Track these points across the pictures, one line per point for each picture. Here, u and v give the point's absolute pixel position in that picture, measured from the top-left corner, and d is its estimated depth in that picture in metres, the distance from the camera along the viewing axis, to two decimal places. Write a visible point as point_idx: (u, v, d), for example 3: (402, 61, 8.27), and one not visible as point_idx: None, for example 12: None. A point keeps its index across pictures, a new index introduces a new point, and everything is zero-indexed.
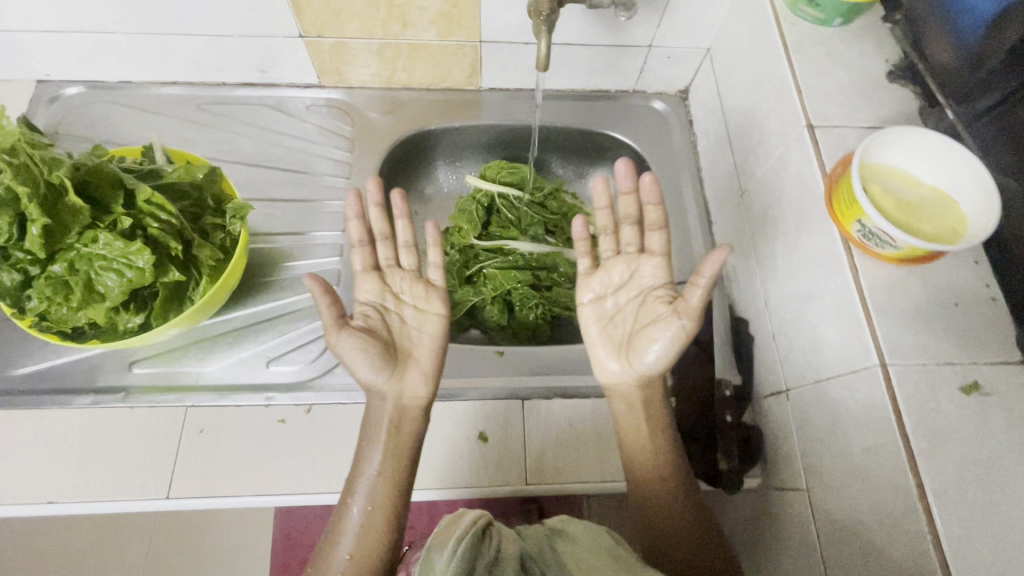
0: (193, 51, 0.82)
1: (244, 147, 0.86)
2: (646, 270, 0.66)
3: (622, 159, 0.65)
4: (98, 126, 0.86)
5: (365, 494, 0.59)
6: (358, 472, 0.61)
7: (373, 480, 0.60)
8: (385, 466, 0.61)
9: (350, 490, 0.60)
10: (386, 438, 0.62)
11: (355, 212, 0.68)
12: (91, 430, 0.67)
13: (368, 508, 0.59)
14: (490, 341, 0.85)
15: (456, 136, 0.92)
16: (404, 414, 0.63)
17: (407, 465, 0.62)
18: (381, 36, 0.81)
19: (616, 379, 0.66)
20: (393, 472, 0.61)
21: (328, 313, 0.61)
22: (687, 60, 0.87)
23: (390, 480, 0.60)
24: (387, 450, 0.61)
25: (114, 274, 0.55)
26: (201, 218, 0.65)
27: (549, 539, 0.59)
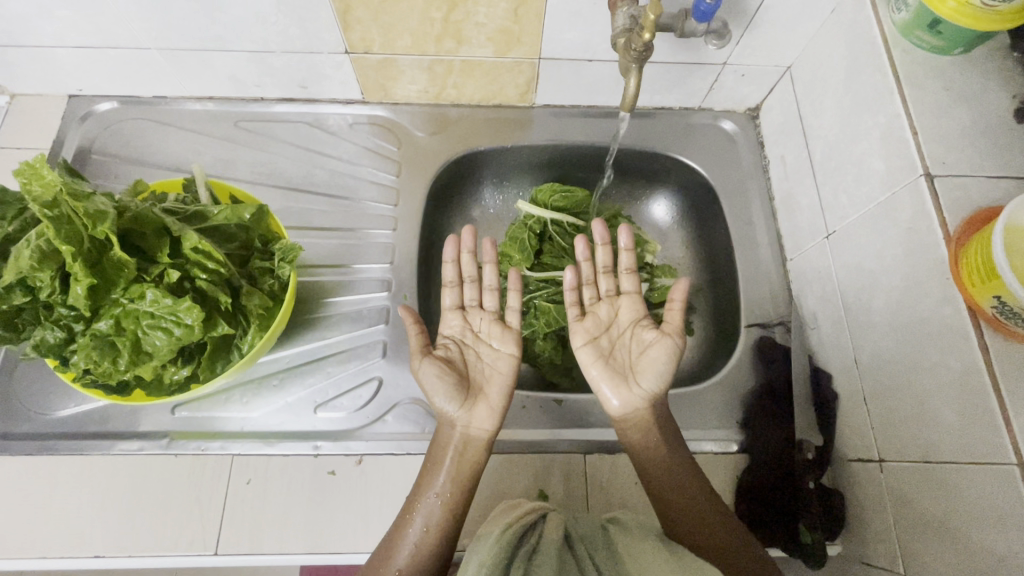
0: (232, 67, 0.76)
1: (285, 169, 0.81)
2: (623, 308, 0.70)
3: (596, 221, 0.75)
4: (133, 146, 0.81)
5: (425, 514, 0.57)
6: (420, 492, 0.59)
7: (434, 501, 0.58)
8: (447, 492, 0.58)
9: (410, 508, 0.58)
10: (450, 461, 0.59)
11: (450, 255, 0.70)
12: (137, 478, 0.64)
13: (426, 530, 0.56)
14: (542, 380, 0.80)
15: (505, 157, 0.86)
16: (470, 440, 0.60)
17: (466, 492, 0.59)
18: (433, 53, 0.74)
19: (628, 408, 0.64)
20: (453, 498, 0.58)
21: (413, 337, 0.63)
22: (764, 78, 0.79)
23: (450, 506, 0.58)
24: (451, 475, 0.59)
25: (162, 332, 0.51)
26: (248, 261, 0.60)
27: (605, 531, 0.58)
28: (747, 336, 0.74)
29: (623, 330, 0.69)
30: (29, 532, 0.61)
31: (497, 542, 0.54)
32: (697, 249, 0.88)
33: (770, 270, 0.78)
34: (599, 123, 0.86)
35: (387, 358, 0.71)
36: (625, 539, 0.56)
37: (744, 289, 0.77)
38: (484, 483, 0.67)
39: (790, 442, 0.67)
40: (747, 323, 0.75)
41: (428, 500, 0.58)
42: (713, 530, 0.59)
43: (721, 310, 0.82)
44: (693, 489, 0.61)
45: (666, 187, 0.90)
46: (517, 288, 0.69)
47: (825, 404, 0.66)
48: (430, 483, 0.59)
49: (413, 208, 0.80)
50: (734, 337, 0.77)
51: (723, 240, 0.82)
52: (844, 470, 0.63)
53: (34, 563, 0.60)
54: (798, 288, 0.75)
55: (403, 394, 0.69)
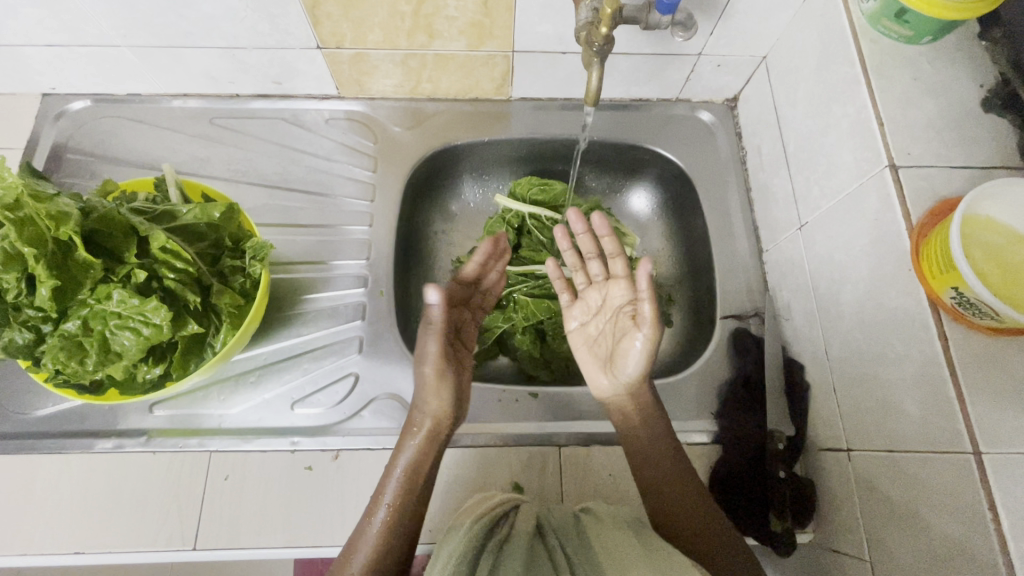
0: (204, 63, 0.76)
1: (261, 165, 0.81)
2: (610, 293, 0.69)
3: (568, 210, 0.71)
4: (108, 144, 0.81)
5: (389, 506, 0.57)
6: (386, 484, 0.59)
7: (401, 479, 0.59)
8: (413, 484, 0.59)
9: (377, 499, 0.58)
10: (419, 453, 0.60)
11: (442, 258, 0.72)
12: (116, 475, 0.65)
13: (390, 520, 0.57)
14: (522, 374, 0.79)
15: (484, 151, 0.86)
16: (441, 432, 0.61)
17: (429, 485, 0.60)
18: (405, 47, 0.74)
19: (610, 390, 0.66)
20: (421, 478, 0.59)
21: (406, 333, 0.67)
22: (741, 68, 0.79)
23: (415, 497, 0.58)
24: (418, 453, 0.60)
25: (130, 332, 0.51)
26: (219, 259, 0.61)
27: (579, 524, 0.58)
28: (723, 328, 0.75)
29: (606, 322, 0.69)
30: (9, 529, 0.62)
31: (466, 534, 0.55)
32: (676, 240, 0.88)
33: (745, 262, 0.78)
34: (577, 116, 0.85)
35: (364, 354, 0.72)
36: (597, 526, 0.57)
37: (720, 281, 0.77)
38: (458, 475, 0.68)
39: (764, 433, 0.67)
40: (722, 315, 0.75)
41: (394, 491, 0.58)
42: (683, 519, 0.59)
43: (698, 302, 0.82)
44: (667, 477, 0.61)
45: (645, 179, 0.90)
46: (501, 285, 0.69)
47: (797, 394, 0.67)
48: (397, 474, 0.59)
49: (390, 204, 0.80)
50: (710, 329, 0.77)
51: (701, 233, 0.83)
52: (814, 459, 0.64)
53: (15, 559, 0.61)
54: (774, 279, 0.75)
55: (380, 389, 0.70)
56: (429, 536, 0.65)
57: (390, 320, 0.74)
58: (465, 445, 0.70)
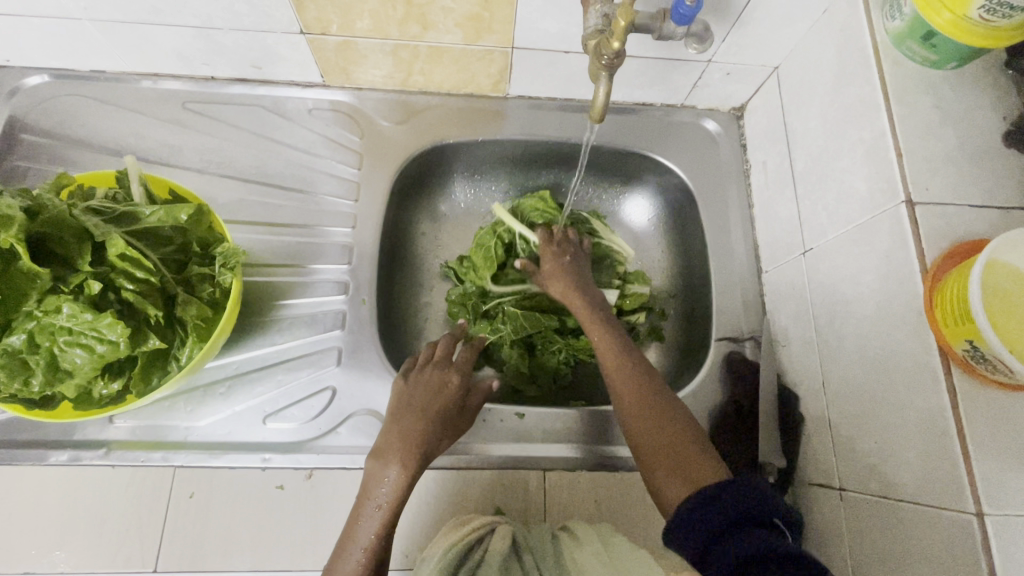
0: (175, 42, 0.69)
1: (237, 156, 0.76)
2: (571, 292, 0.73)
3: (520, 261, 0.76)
4: (69, 125, 0.75)
5: (358, 550, 0.54)
6: (354, 526, 0.56)
7: (374, 512, 0.56)
8: (379, 527, 0.56)
9: (344, 544, 0.55)
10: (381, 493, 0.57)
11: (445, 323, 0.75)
12: (71, 490, 0.61)
13: (360, 566, 0.54)
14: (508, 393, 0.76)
15: (477, 151, 0.81)
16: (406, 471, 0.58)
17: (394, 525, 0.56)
18: (396, 37, 0.68)
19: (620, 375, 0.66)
20: (390, 513, 0.57)
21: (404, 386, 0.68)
22: (751, 77, 0.75)
23: (378, 542, 0.55)
24: (392, 486, 0.57)
25: (82, 349, 0.47)
26: (185, 266, 0.56)
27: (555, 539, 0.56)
28: (717, 350, 0.72)
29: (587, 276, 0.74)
30: None
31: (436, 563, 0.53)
32: (672, 253, 0.85)
33: (743, 282, 0.75)
34: (576, 118, 0.81)
35: (342, 366, 0.68)
36: (570, 545, 0.54)
37: (717, 301, 0.75)
38: (439, 499, 0.65)
39: (754, 465, 0.65)
40: (717, 337, 0.73)
41: (362, 534, 0.55)
42: (672, 459, 0.55)
43: (693, 321, 0.80)
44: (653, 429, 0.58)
45: (644, 187, 0.86)
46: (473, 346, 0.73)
47: (791, 425, 0.65)
48: (364, 518, 0.56)
49: (375, 205, 0.75)
50: (704, 350, 0.75)
51: (699, 249, 0.80)
52: (804, 493, 0.62)
53: None
54: (772, 302, 0.73)
55: (359, 404, 0.66)
56: (405, 560, 0.63)
57: (371, 330, 0.70)
58: (445, 464, 0.67)
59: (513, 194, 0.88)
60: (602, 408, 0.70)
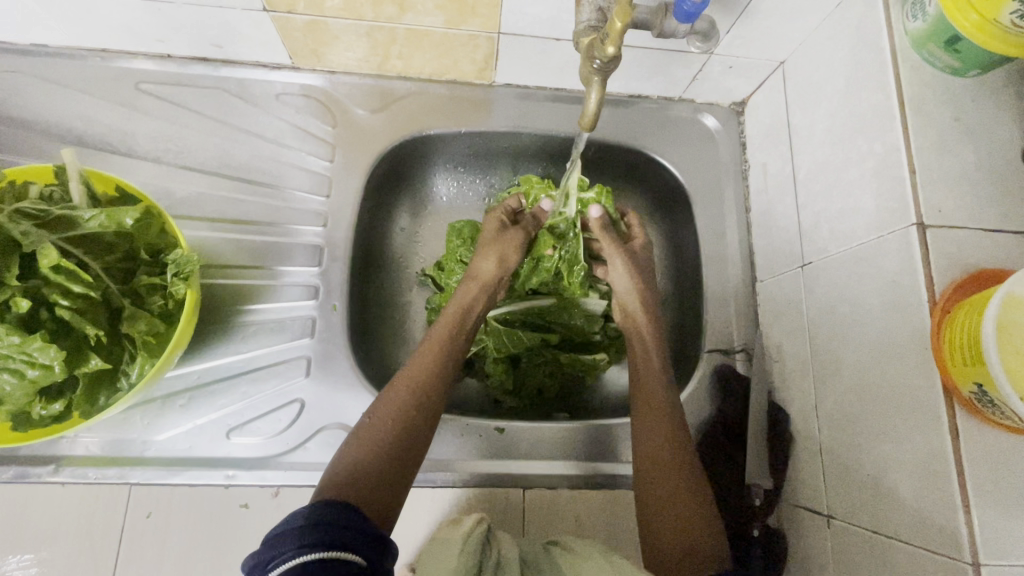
0: (122, 16, 0.62)
1: (198, 145, 0.70)
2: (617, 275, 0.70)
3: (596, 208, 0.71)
4: (7, 107, 0.68)
5: (381, 421, 0.53)
6: (383, 401, 0.55)
7: (400, 388, 0.56)
8: (404, 400, 0.55)
9: (370, 416, 0.54)
10: (407, 379, 0.56)
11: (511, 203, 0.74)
12: (17, 509, 0.57)
13: (382, 436, 0.52)
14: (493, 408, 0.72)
15: (461, 143, 0.76)
16: (438, 359, 0.59)
17: (420, 413, 0.55)
18: (370, 18, 0.62)
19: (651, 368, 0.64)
20: (415, 393, 0.56)
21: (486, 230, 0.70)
22: (755, 72, 0.70)
23: (401, 417, 0.54)
24: (421, 366, 0.58)
25: (11, 375, 0.43)
26: (133, 275, 0.51)
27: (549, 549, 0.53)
28: (707, 362, 0.69)
29: (645, 258, 0.72)
30: None
31: (460, 555, 0.49)
32: (665, 254, 0.81)
33: (737, 291, 0.72)
34: (567, 111, 0.75)
35: (311, 377, 0.64)
36: (567, 558, 0.51)
37: (708, 312, 0.71)
38: (411, 523, 0.61)
39: (742, 486, 0.63)
40: (707, 348, 0.70)
41: (389, 404, 0.54)
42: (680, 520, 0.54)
43: (683, 329, 0.76)
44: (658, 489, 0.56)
45: (638, 185, 0.81)
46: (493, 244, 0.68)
47: (780, 446, 0.63)
48: (394, 392, 0.56)
49: (349, 201, 0.70)
50: (692, 362, 0.72)
51: (693, 252, 0.76)
52: (791, 514, 0.61)
53: None
54: (766, 314, 0.69)
55: (329, 418, 0.63)
56: None
57: (343, 337, 0.66)
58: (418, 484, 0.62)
59: (500, 188, 0.83)
60: (590, 424, 0.66)
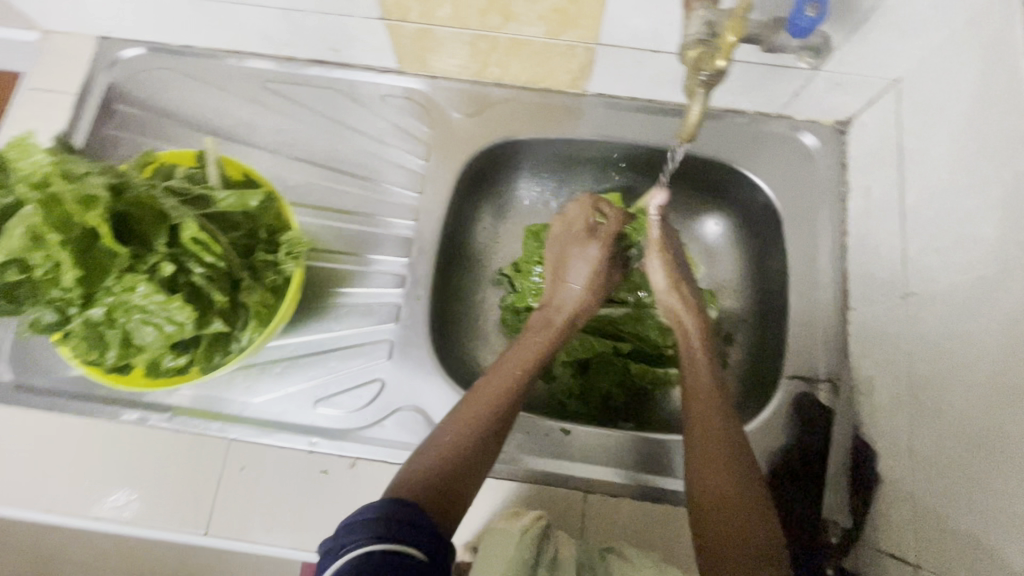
0: (260, 22, 0.70)
1: (310, 139, 0.76)
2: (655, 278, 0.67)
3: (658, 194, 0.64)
4: (160, 99, 0.78)
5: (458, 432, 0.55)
6: (463, 411, 0.57)
7: (479, 403, 0.57)
8: (482, 416, 0.56)
9: (449, 424, 0.56)
10: (488, 394, 0.58)
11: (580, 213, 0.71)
12: (138, 447, 0.65)
13: (457, 448, 0.54)
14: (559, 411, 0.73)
15: (547, 148, 0.78)
16: (514, 381, 0.59)
17: (496, 428, 0.56)
18: (476, 28, 0.66)
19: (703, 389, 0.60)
20: (492, 410, 0.57)
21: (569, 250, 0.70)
22: (863, 90, 0.66)
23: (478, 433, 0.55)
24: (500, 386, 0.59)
25: (153, 328, 0.49)
26: (253, 251, 0.57)
27: (605, 555, 0.53)
28: (787, 388, 0.66)
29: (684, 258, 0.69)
30: (40, 486, 0.63)
31: (517, 550, 0.50)
32: (749, 274, 0.79)
33: (825, 317, 0.68)
34: (659, 122, 0.75)
35: (393, 360, 0.68)
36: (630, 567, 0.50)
37: (792, 336, 0.68)
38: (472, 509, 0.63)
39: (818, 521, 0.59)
40: (788, 374, 0.67)
41: (468, 418, 0.56)
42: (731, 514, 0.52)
43: (762, 352, 0.73)
44: (711, 485, 0.54)
45: (725, 201, 0.79)
46: (580, 270, 0.68)
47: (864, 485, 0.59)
48: (474, 405, 0.57)
49: (440, 199, 0.74)
50: (769, 386, 0.69)
51: (779, 273, 0.73)
52: (873, 559, 0.57)
53: (39, 515, 0.63)
54: (857, 344, 0.65)
55: (404, 400, 0.66)
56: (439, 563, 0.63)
57: (424, 325, 0.70)
58: None
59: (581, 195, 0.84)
60: (657, 438, 0.66)
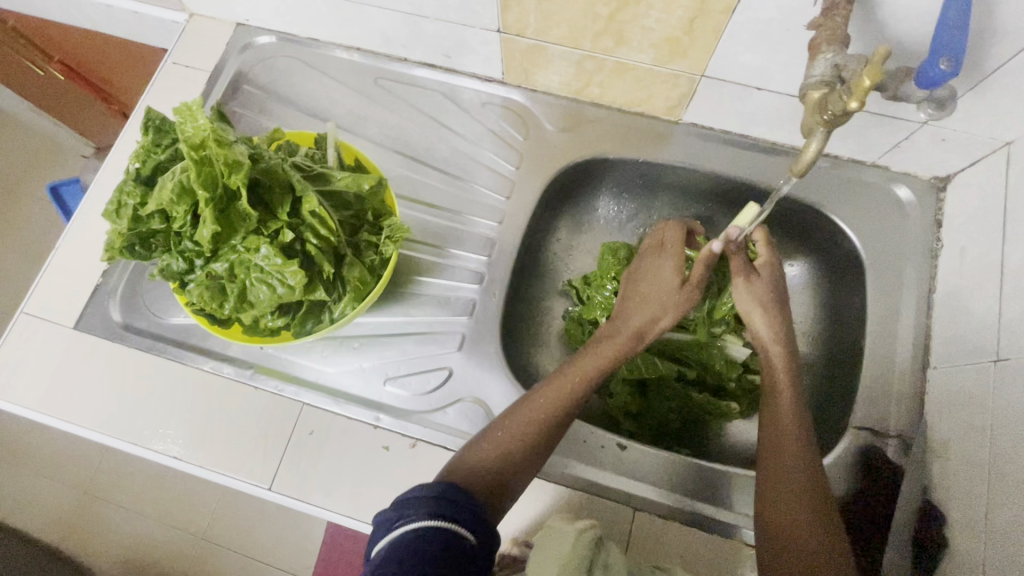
0: (385, 24, 0.76)
1: (411, 135, 0.81)
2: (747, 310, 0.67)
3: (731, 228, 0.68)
4: (281, 83, 0.85)
5: (509, 431, 0.57)
6: (519, 411, 0.59)
7: (534, 405, 0.59)
8: (535, 420, 0.58)
9: (503, 421, 0.59)
10: (542, 399, 0.60)
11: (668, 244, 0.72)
12: (221, 397, 0.70)
13: (506, 446, 0.56)
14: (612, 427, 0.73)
15: (633, 170, 0.80)
16: (568, 392, 0.60)
17: (545, 433, 0.58)
18: (586, 49, 0.69)
19: (782, 428, 0.59)
20: (545, 415, 0.58)
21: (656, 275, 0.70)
22: (970, 149, 0.65)
23: (527, 435, 0.57)
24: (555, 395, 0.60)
25: (266, 287, 0.54)
26: (358, 232, 0.61)
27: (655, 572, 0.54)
28: (853, 439, 0.65)
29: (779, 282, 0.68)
30: (131, 419, 0.69)
31: (573, 548, 0.52)
32: (822, 319, 0.78)
33: (902, 373, 0.67)
34: (748, 158, 0.76)
35: (462, 352, 0.71)
36: None
37: (864, 387, 0.67)
38: (521, 508, 0.64)
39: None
40: (856, 424, 0.66)
41: (521, 419, 0.58)
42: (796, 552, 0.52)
43: (829, 399, 0.72)
44: (788, 522, 0.54)
45: (805, 243, 0.79)
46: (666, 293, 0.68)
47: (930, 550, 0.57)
48: (530, 407, 0.59)
49: (525, 206, 0.77)
50: (834, 435, 0.68)
51: (856, 322, 0.72)
52: None
53: (127, 445, 0.69)
54: (934, 405, 0.63)
55: (467, 391, 0.69)
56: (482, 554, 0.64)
57: (495, 323, 0.72)
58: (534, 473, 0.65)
59: (658, 219, 0.85)
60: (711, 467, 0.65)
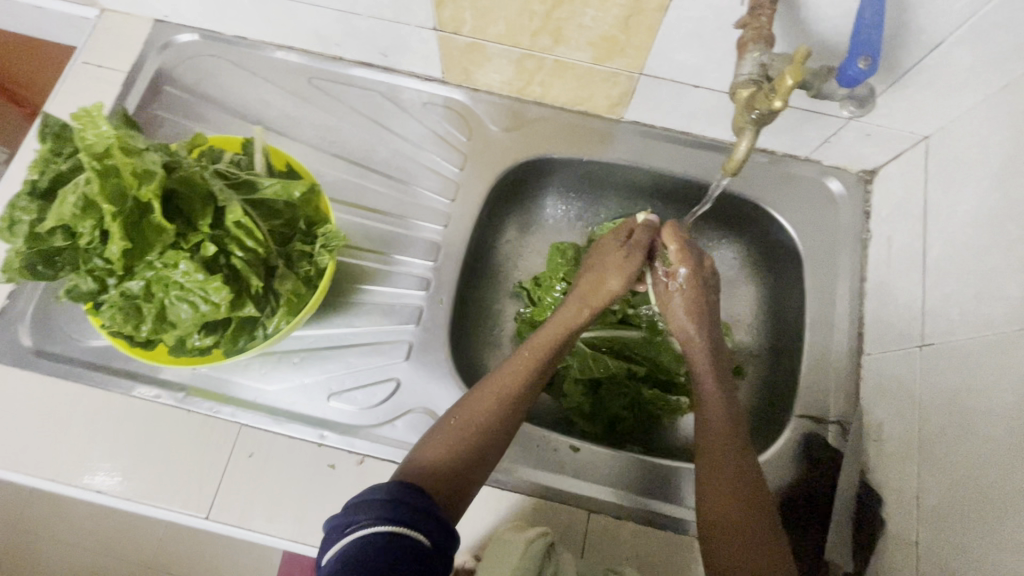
0: (316, 21, 0.72)
1: (349, 137, 0.78)
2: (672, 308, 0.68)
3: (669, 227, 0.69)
4: (206, 84, 0.80)
5: (458, 427, 0.57)
6: (468, 407, 0.58)
7: (482, 400, 0.59)
8: (483, 414, 0.57)
9: (451, 418, 0.58)
10: (490, 392, 0.59)
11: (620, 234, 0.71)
12: (150, 423, 0.65)
13: (456, 444, 0.55)
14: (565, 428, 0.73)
15: (578, 169, 0.80)
16: (517, 382, 0.60)
17: (496, 427, 0.57)
18: (525, 47, 0.68)
19: (715, 412, 0.62)
20: (494, 408, 0.58)
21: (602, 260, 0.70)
22: (892, 143, 0.68)
23: (476, 430, 0.57)
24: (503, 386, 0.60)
25: (188, 306, 0.50)
26: (290, 242, 0.58)
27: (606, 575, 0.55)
28: (796, 427, 0.67)
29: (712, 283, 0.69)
30: (47, 454, 0.63)
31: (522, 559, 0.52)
32: (764, 310, 0.80)
33: (839, 360, 0.69)
34: (689, 155, 0.77)
35: (410, 361, 0.69)
36: None
37: (805, 376, 0.69)
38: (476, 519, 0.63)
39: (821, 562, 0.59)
40: (798, 412, 0.67)
41: (471, 414, 0.57)
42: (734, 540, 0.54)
43: (773, 389, 0.74)
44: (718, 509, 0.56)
45: (746, 237, 0.81)
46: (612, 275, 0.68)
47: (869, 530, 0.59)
48: (478, 402, 0.58)
49: (470, 208, 0.76)
50: (779, 424, 0.69)
51: (796, 312, 0.74)
52: None
53: (43, 482, 0.63)
54: (869, 390, 0.66)
55: (416, 401, 0.67)
56: None
57: (444, 329, 0.70)
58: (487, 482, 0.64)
59: (605, 217, 0.85)
60: (663, 464, 0.66)
